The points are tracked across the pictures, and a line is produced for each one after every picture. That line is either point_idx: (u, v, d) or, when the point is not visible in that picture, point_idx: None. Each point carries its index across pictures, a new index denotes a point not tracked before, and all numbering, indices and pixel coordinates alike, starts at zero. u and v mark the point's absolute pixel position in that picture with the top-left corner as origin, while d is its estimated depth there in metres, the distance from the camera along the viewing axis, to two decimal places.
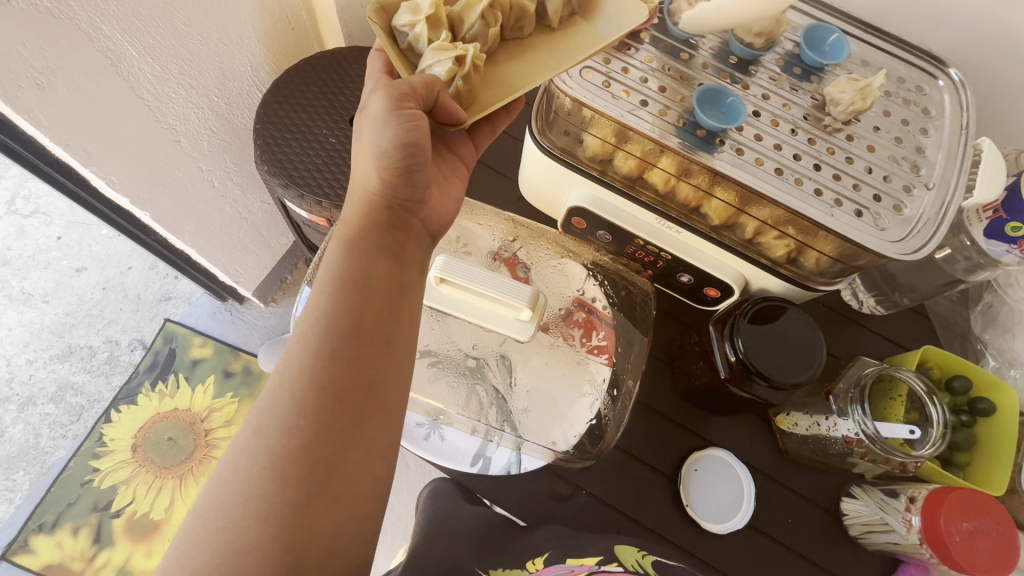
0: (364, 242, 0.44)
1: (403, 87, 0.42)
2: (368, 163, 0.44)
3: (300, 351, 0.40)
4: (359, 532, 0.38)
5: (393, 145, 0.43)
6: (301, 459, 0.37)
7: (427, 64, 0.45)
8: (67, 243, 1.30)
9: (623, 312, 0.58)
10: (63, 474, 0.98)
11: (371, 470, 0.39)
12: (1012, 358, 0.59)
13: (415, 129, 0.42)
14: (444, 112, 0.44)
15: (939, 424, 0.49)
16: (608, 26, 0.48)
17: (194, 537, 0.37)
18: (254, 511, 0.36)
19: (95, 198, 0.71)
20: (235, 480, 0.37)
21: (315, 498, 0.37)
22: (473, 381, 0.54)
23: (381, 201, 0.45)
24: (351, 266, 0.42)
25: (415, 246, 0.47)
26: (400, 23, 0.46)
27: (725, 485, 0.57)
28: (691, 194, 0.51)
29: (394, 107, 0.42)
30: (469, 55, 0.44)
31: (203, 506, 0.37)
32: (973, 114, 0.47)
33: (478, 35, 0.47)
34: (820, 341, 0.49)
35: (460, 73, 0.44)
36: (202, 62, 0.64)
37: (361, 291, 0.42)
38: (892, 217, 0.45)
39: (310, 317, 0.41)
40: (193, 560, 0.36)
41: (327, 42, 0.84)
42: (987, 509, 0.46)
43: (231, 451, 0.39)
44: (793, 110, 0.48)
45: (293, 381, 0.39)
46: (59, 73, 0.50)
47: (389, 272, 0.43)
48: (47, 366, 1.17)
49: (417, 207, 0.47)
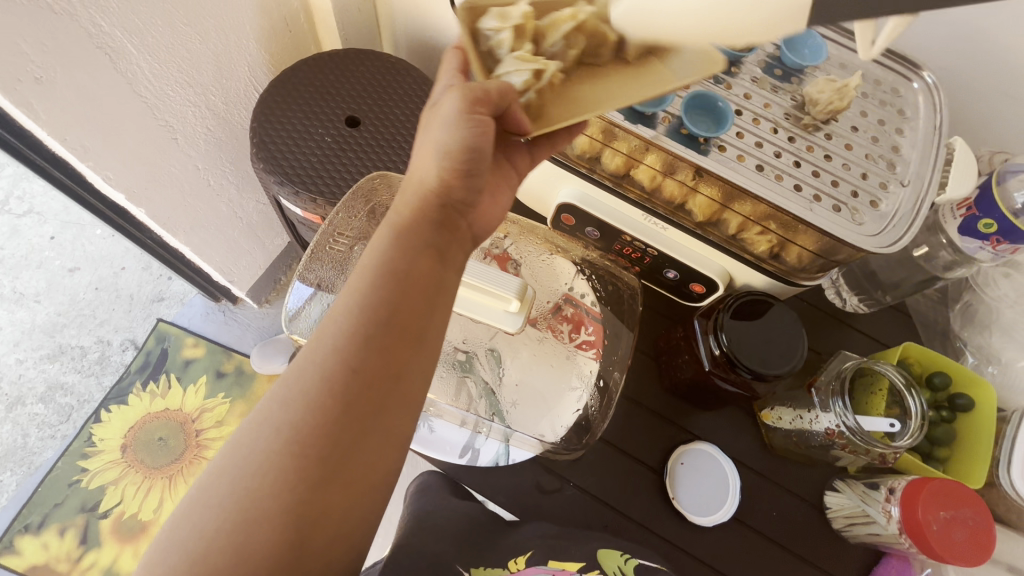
0: (413, 233, 0.43)
1: (477, 90, 0.41)
2: (430, 159, 0.43)
3: (336, 332, 0.40)
4: (361, 523, 0.39)
5: (459, 147, 0.42)
6: (322, 440, 0.38)
7: (505, 72, 0.42)
8: (60, 243, 1.30)
9: (610, 307, 0.59)
10: (51, 474, 0.97)
11: (383, 461, 0.40)
12: (990, 355, 0.61)
13: (481, 135, 0.41)
14: (511, 123, 0.42)
15: (918, 416, 0.50)
16: (688, 69, 0.39)
17: (202, 499, 0.37)
18: (270, 484, 0.37)
19: (92, 194, 0.72)
20: (255, 449, 0.38)
21: (327, 481, 0.37)
22: (463, 373, 0.55)
23: (438, 197, 0.44)
24: (396, 255, 0.42)
25: (459, 248, 0.46)
26: (484, 26, 0.43)
27: (711, 478, 0.58)
28: (676, 190, 0.52)
29: (467, 110, 0.41)
30: (549, 72, 0.42)
31: (217, 470, 0.38)
32: (946, 114, 0.49)
33: (557, 54, 0.43)
34: (802, 333, 0.51)
35: (533, 87, 0.42)
36: (200, 61, 0.65)
37: (400, 282, 0.41)
38: (869, 212, 0.46)
39: (350, 300, 0.41)
40: (201, 523, 0.36)
41: (323, 46, 0.86)
42: (963, 499, 0.47)
43: (255, 419, 0.39)
44: (773, 109, 0.49)
45: (325, 361, 0.39)
46: (58, 68, 0.51)
47: (432, 268, 0.43)
48: (38, 366, 1.16)
49: (468, 210, 0.46)
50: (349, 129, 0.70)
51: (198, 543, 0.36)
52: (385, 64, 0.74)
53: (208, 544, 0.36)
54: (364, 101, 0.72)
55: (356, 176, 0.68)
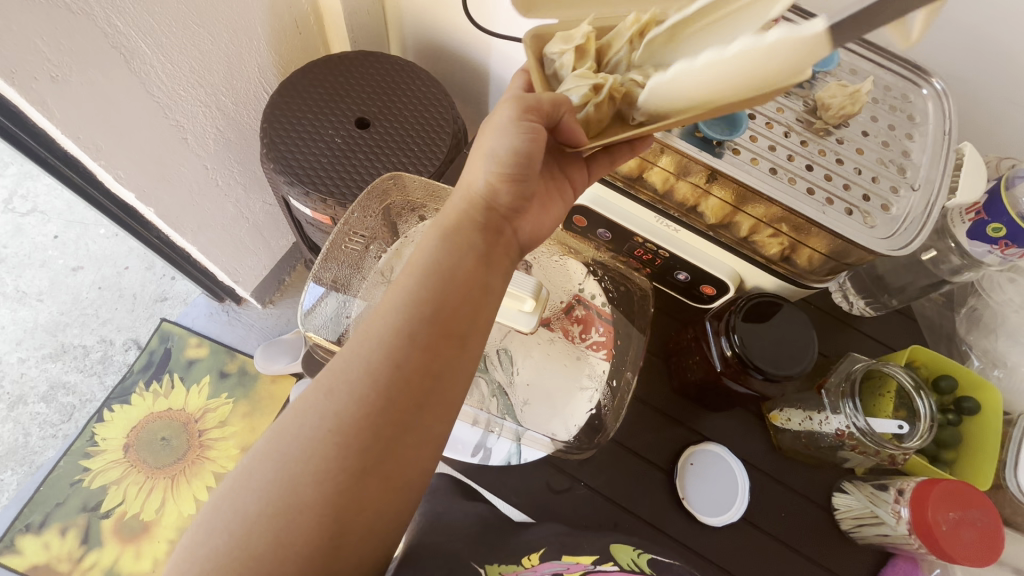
0: (460, 235, 0.44)
1: (530, 99, 0.43)
2: (481, 166, 0.46)
3: (382, 326, 0.40)
4: (394, 518, 0.39)
5: (509, 152, 0.44)
6: (364, 432, 0.38)
7: (563, 88, 0.44)
8: (63, 242, 1.30)
9: (622, 309, 0.60)
10: (53, 473, 0.97)
11: (420, 458, 0.40)
12: (995, 359, 0.61)
13: (531, 141, 0.43)
14: (564, 133, 0.44)
15: (927, 418, 0.51)
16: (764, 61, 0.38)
17: (245, 482, 0.37)
18: (312, 471, 0.37)
19: (102, 194, 0.72)
20: (298, 435, 0.38)
21: (368, 473, 0.38)
22: (476, 372, 0.56)
23: (485, 202, 0.46)
24: (443, 255, 0.43)
25: (504, 252, 0.47)
26: (550, 50, 0.45)
27: (720, 479, 0.58)
28: (689, 193, 0.52)
29: (518, 117, 0.43)
30: (607, 85, 0.42)
31: (261, 454, 0.38)
32: (955, 120, 0.50)
33: (622, 62, 0.44)
34: (812, 335, 0.51)
35: (594, 100, 0.43)
36: (211, 61, 0.65)
37: (445, 281, 0.42)
38: (881, 215, 0.47)
39: (397, 295, 0.42)
40: (244, 504, 0.37)
41: (332, 48, 0.87)
42: (973, 500, 0.48)
43: (300, 406, 0.39)
44: (785, 114, 0.50)
45: (371, 353, 0.40)
46: (74, 67, 0.51)
47: (475, 269, 0.44)
48: (40, 366, 1.16)
49: (515, 215, 0.48)
50: (360, 130, 0.71)
51: (239, 525, 0.36)
52: (395, 66, 0.75)
53: (249, 528, 0.36)
54: (377, 103, 0.72)
55: (366, 176, 0.68)
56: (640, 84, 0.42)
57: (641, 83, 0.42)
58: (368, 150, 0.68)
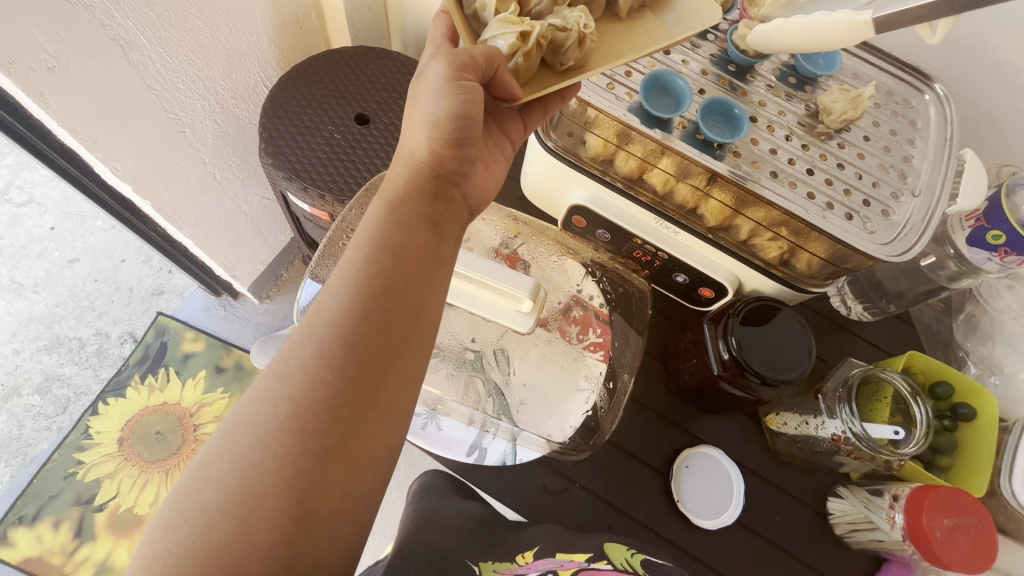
0: (407, 209, 0.44)
1: (463, 56, 0.42)
2: (420, 131, 0.45)
3: (332, 306, 0.40)
4: (366, 495, 0.39)
5: (447, 115, 0.43)
6: (322, 413, 0.38)
7: (490, 36, 0.45)
8: (60, 234, 1.29)
9: (619, 310, 0.59)
10: (46, 466, 0.97)
11: (385, 435, 0.40)
12: (992, 365, 0.61)
13: (469, 101, 0.43)
14: (500, 88, 0.45)
15: (923, 425, 0.50)
16: (679, 22, 0.47)
17: (205, 475, 0.37)
18: (269, 457, 0.37)
19: (100, 187, 0.71)
20: (255, 424, 0.38)
21: (329, 454, 0.37)
22: (473, 372, 0.55)
23: (430, 169, 0.45)
24: (390, 228, 0.42)
25: (454, 221, 0.47)
26: None
27: (714, 482, 0.58)
28: (689, 195, 0.52)
29: (454, 77, 0.42)
30: (534, 33, 0.44)
31: (218, 446, 0.37)
32: (957, 127, 0.50)
33: (543, 13, 0.48)
34: (810, 340, 0.51)
35: (522, 49, 0.44)
36: (211, 54, 0.65)
37: (396, 256, 0.42)
38: (880, 221, 0.47)
39: (345, 275, 0.41)
40: (203, 499, 0.36)
41: (333, 43, 0.86)
42: (968, 507, 0.48)
43: (253, 394, 0.39)
44: (788, 117, 0.50)
45: (322, 334, 0.39)
46: (71, 58, 0.51)
47: (427, 242, 0.44)
48: (35, 358, 1.16)
49: (462, 180, 0.48)
50: (359, 126, 0.70)
51: (200, 520, 0.36)
52: (395, 62, 0.75)
53: (211, 521, 0.36)
54: (375, 101, 0.72)
55: (365, 172, 0.68)
56: (561, 31, 0.45)
57: (562, 28, 0.45)
58: (365, 148, 0.68)
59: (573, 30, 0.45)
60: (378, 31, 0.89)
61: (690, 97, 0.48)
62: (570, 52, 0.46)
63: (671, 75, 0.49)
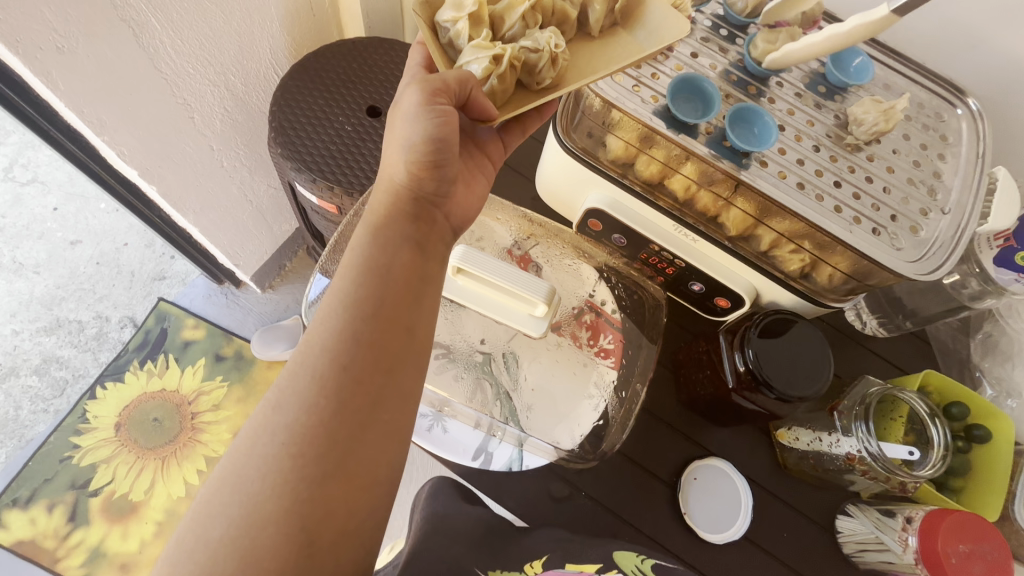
0: (391, 231, 0.43)
1: (436, 82, 0.42)
2: (398, 155, 0.44)
3: (323, 331, 0.39)
4: (370, 515, 0.38)
5: (423, 139, 0.43)
6: (319, 437, 0.37)
7: (463, 61, 0.46)
8: (63, 215, 1.27)
9: (633, 318, 0.58)
10: (42, 449, 0.96)
11: (386, 452, 0.39)
12: (1010, 388, 0.60)
13: (443, 125, 0.42)
14: (474, 109, 0.44)
15: (940, 448, 0.49)
16: (649, 38, 0.48)
17: (208, 510, 0.36)
18: (269, 487, 0.36)
19: (105, 170, 0.70)
20: (253, 455, 0.37)
21: (330, 476, 0.36)
22: (481, 374, 0.54)
23: (410, 194, 0.45)
24: (377, 252, 0.42)
25: (438, 240, 0.46)
26: (442, 18, 0.47)
27: (723, 496, 0.57)
28: (710, 203, 0.51)
29: (427, 102, 0.42)
30: (505, 55, 0.45)
31: (218, 481, 0.37)
32: (989, 143, 0.48)
33: (517, 36, 0.49)
34: (829, 355, 0.50)
35: (495, 72, 0.45)
36: (223, 39, 0.63)
37: (384, 278, 0.41)
38: (908, 237, 0.45)
39: (333, 301, 0.40)
40: (207, 534, 0.35)
41: (347, 32, 0.85)
42: (983, 532, 0.46)
43: (250, 426, 0.38)
44: (816, 127, 0.49)
45: (316, 359, 0.38)
46: (81, 38, 0.49)
47: (413, 262, 0.43)
48: (34, 339, 1.14)
49: (442, 202, 0.47)
50: (371, 118, 0.69)
51: (206, 556, 0.35)
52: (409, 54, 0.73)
53: (216, 556, 0.34)
54: (387, 93, 0.71)
55: (373, 165, 0.66)
56: (533, 51, 0.46)
57: (533, 49, 0.46)
58: (376, 140, 0.66)
59: (545, 50, 0.45)
60: (393, 21, 0.88)
61: (719, 102, 0.47)
62: (544, 71, 0.47)
63: (700, 79, 0.48)
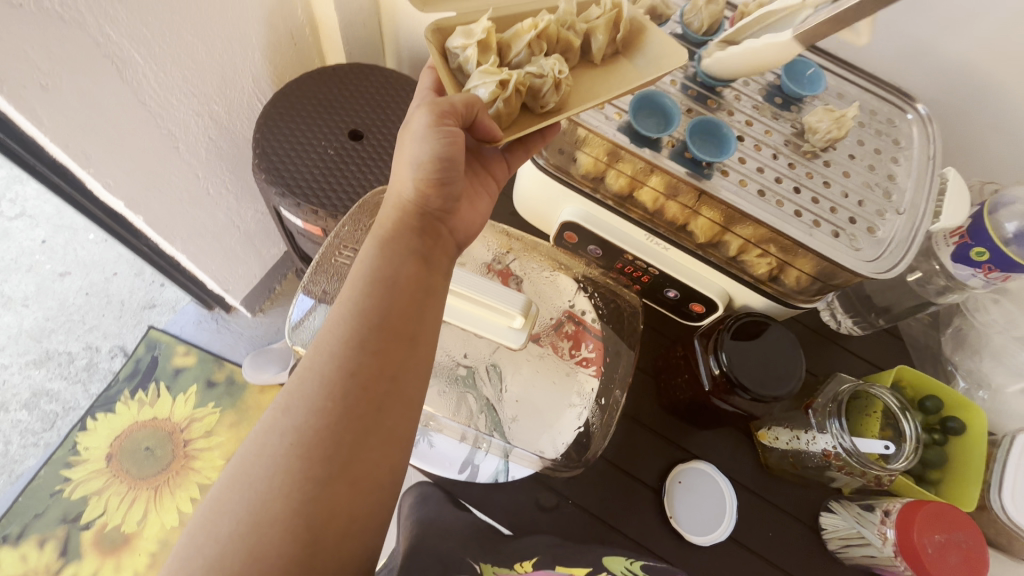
0: (398, 244, 0.45)
1: (444, 104, 0.44)
2: (405, 172, 0.46)
3: (332, 338, 0.41)
4: (372, 518, 0.38)
5: (431, 158, 0.44)
6: (326, 440, 0.38)
7: (471, 85, 0.47)
8: (51, 247, 1.28)
9: (611, 325, 0.59)
10: (33, 483, 0.95)
11: (389, 457, 0.39)
12: (980, 379, 0.62)
13: (451, 145, 0.44)
14: (479, 130, 0.46)
15: (912, 440, 0.51)
16: (648, 66, 0.50)
17: (217, 507, 0.36)
18: (277, 487, 0.36)
19: (91, 202, 0.71)
20: (262, 456, 0.37)
21: (335, 478, 0.37)
22: (464, 389, 0.55)
23: (416, 208, 0.46)
24: (384, 263, 0.43)
25: (443, 254, 0.47)
26: (452, 44, 0.48)
27: (707, 498, 0.58)
28: (678, 212, 0.53)
29: (436, 123, 0.44)
30: (512, 80, 0.47)
31: (227, 480, 0.37)
32: (939, 144, 0.51)
33: (522, 62, 0.50)
34: (800, 356, 0.51)
35: (501, 96, 0.47)
36: (206, 70, 0.65)
37: (391, 288, 0.43)
38: (866, 238, 0.47)
39: (342, 309, 0.42)
40: (215, 531, 0.36)
41: (328, 60, 0.88)
42: (957, 522, 0.48)
43: (259, 428, 0.39)
44: (774, 136, 0.51)
45: (323, 365, 0.40)
46: (64, 75, 0.51)
47: (418, 273, 0.44)
48: (23, 372, 1.14)
49: (447, 217, 0.48)
50: (353, 142, 0.71)
51: (213, 553, 0.35)
52: (390, 79, 0.76)
53: (223, 554, 0.35)
54: (368, 116, 0.73)
55: (357, 187, 0.68)
56: (538, 77, 0.47)
57: (538, 74, 0.47)
58: (358, 162, 0.68)
59: (549, 76, 0.47)
60: (372, 48, 0.90)
61: (678, 115, 0.50)
62: (548, 96, 0.48)
63: (658, 94, 0.51)
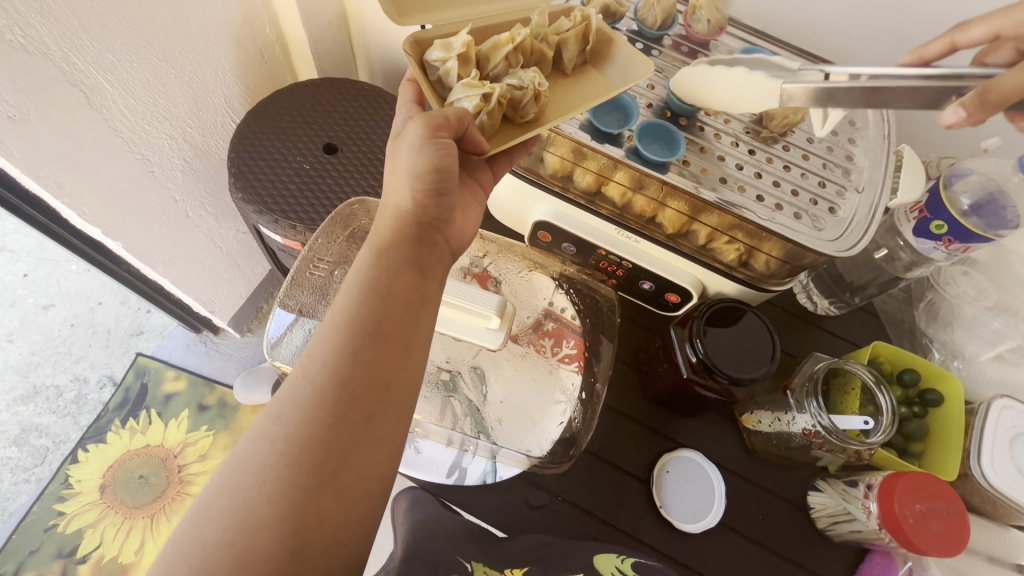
0: (394, 252, 0.45)
1: (437, 118, 0.44)
2: (400, 183, 0.46)
3: (325, 347, 0.41)
4: (360, 527, 0.39)
5: (425, 170, 0.44)
6: (315, 449, 0.38)
7: (455, 99, 0.48)
8: (33, 280, 1.27)
9: (589, 320, 0.60)
10: (26, 520, 0.94)
11: (378, 466, 0.40)
12: (955, 350, 0.64)
13: (445, 156, 0.44)
14: (468, 143, 0.47)
15: (889, 413, 0.51)
16: (618, 76, 0.52)
17: (205, 513, 0.37)
18: (266, 494, 0.37)
19: (69, 232, 0.71)
20: (251, 463, 0.38)
21: (322, 487, 0.37)
22: (448, 393, 0.55)
23: (414, 217, 0.47)
24: (380, 272, 0.43)
25: (439, 261, 0.48)
26: (432, 57, 0.49)
27: (696, 486, 0.59)
28: (646, 205, 0.54)
29: (431, 135, 0.44)
30: (495, 93, 0.48)
31: (216, 486, 0.37)
32: (893, 125, 0.52)
33: (501, 74, 0.51)
34: (773, 339, 0.52)
35: (485, 109, 0.48)
36: (177, 93, 0.66)
37: (385, 298, 0.43)
38: (828, 218, 0.48)
39: (335, 318, 0.42)
40: (202, 537, 0.36)
41: (300, 77, 0.88)
42: (937, 491, 0.49)
43: (250, 435, 0.39)
44: (733, 124, 0.52)
45: (316, 374, 0.40)
46: (32, 106, 0.51)
47: (414, 282, 0.45)
48: (10, 409, 1.12)
49: (443, 226, 0.49)
50: (327, 155, 0.71)
51: (199, 558, 0.35)
52: (362, 92, 0.77)
53: (209, 560, 0.35)
54: (341, 130, 0.73)
55: (334, 200, 0.68)
56: (518, 89, 0.49)
57: (519, 86, 0.49)
58: (333, 176, 0.68)
59: (529, 88, 0.48)
60: (344, 62, 0.91)
61: (637, 110, 0.51)
62: (529, 107, 0.49)
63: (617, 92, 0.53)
